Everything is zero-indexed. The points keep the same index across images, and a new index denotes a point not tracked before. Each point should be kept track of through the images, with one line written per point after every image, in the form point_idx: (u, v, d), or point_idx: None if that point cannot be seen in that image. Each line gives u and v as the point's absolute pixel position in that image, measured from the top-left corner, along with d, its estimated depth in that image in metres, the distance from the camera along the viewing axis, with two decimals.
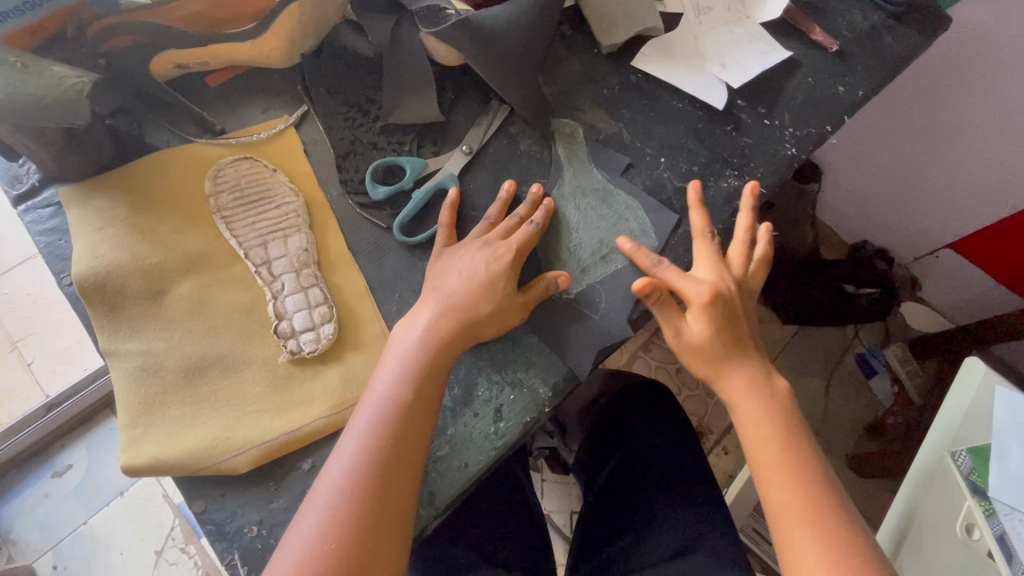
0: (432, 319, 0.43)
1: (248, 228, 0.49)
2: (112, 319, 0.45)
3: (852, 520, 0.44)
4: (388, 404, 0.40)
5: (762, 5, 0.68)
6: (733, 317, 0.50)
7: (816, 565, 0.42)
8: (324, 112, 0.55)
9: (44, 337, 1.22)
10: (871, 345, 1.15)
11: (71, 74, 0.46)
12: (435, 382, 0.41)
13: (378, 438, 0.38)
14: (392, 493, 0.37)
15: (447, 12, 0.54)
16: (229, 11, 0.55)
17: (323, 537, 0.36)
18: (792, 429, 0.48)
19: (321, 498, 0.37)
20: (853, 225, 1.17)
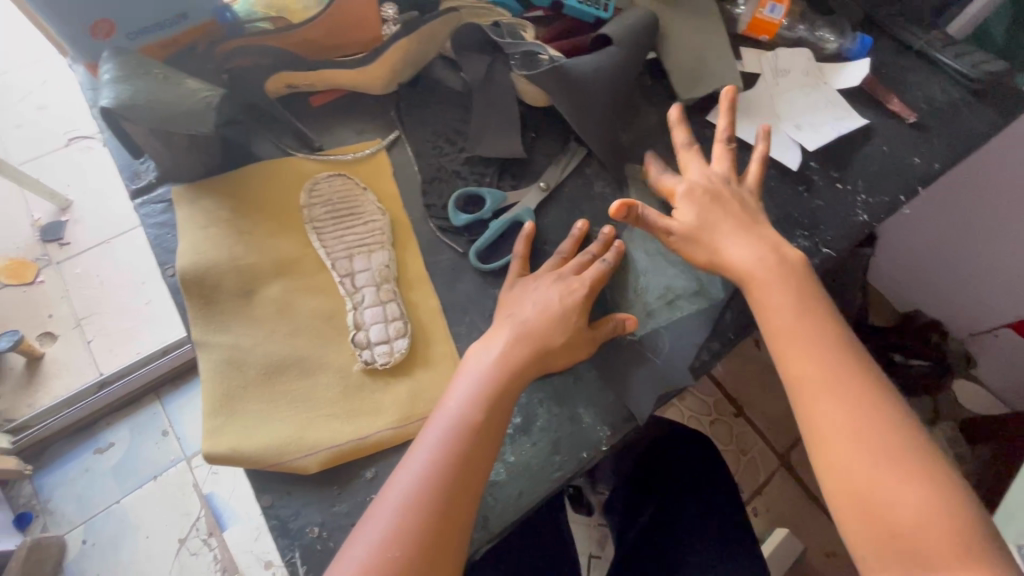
0: (508, 345, 0.44)
1: (336, 240, 0.53)
2: (206, 311, 0.49)
3: (882, 387, 0.45)
4: (460, 424, 0.41)
5: (841, 71, 0.70)
6: (718, 197, 0.53)
7: (845, 438, 0.43)
8: (416, 140, 0.59)
9: (104, 318, 1.29)
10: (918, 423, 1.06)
11: (203, 88, 0.51)
12: (507, 405, 0.42)
13: (450, 454, 0.40)
14: (459, 506, 0.38)
15: (541, 57, 0.58)
16: (340, 40, 0.60)
17: (389, 544, 0.37)
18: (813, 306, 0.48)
19: (389, 506, 0.38)
20: (911, 296, 1.15)
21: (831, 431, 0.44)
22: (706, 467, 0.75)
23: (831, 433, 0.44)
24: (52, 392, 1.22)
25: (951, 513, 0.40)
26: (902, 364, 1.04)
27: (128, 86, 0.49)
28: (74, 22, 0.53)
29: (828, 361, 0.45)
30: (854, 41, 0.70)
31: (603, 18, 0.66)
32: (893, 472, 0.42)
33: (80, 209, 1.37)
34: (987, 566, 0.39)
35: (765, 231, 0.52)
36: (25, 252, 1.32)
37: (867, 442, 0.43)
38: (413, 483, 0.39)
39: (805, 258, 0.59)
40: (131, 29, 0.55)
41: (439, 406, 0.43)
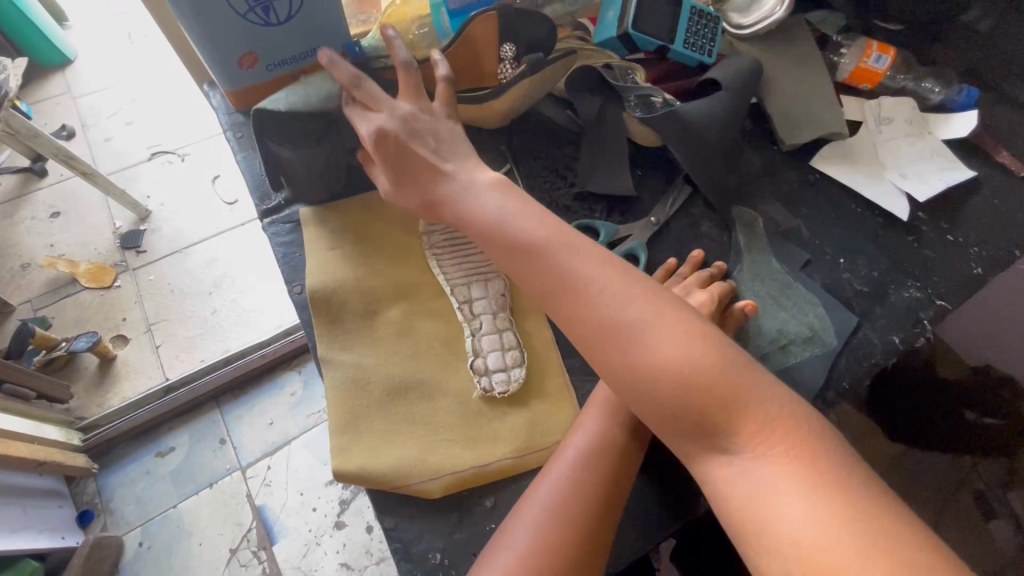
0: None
1: (454, 267, 0.54)
2: (331, 330, 0.50)
3: (563, 253, 0.43)
4: (595, 446, 0.42)
5: (946, 122, 0.69)
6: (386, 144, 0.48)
7: (591, 327, 0.41)
8: (528, 174, 0.61)
9: (175, 325, 1.33)
10: (991, 485, 1.11)
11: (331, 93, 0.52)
12: (635, 438, 0.43)
13: (586, 486, 0.40)
14: (599, 538, 0.39)
15: (655, 99, 0.60)
16: (457, 76, 0.63)
17: (529, 555, 0.37)
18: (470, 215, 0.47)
19: (529, 518, 0.39)
20: (977, 350, 1.06)
21: (584, 328, 0.41)
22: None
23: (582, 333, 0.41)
24: (121, 394, 1.26)
25: (727, 359, 0.38)
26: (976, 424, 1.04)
27: (277, 115, 0.52)
28: (226, 56, 0.58)
29: (543, 253, 0.44)
30: (961, 92, 0.69)
31: (705, 63, 0.68)
32: (645, 336, 0.39)
33: (158, 220, 1.44)
34: (766, 393, 0.38)
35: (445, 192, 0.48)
36: (105, 257, 1.39)
37: (596, 328, 0.41)
38: (551, 512, 0.39)
39: (920, 309, 0.57)
40: (272, 60, 0.60)
41: (564, 440, 0.44)
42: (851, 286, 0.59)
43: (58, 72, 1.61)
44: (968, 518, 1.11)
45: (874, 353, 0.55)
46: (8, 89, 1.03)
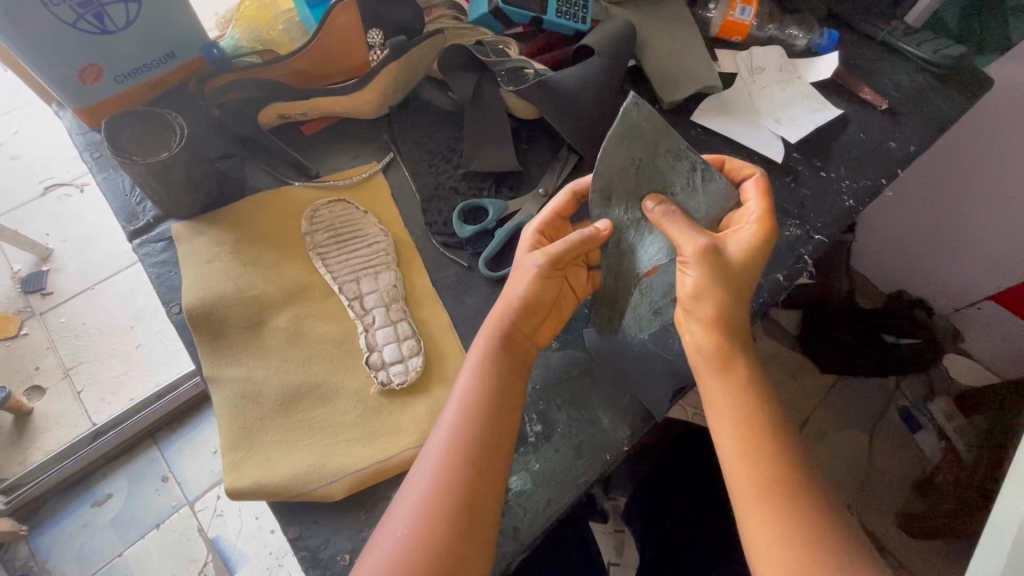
0: (491, 356, 0.45)
1: (342, 265, 0.53)
2: (215, 346, 0.48)
3: (768, 403, 0.44)
4: (462, 423, 0.42)
5: (812, 66, 0.73)
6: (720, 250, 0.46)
7: (757, 456, 0.42)
8: (411, 160, 0.60)
9: (94, 366, 1.25)
10: (916, 400, 1.15)
11: (172, 115, 0.52)
12: (504, 407, 0.43)
13: (458, 474, 0.40)
14: (476, 525, 0.38)
15: (527, 71, 0.60)
16: (327, 69, 0.61)
17: (406, 543, 0.37)
18: (729, 299, 0.46)
19: (405, 508, 0.39)
20: (890, 275, 1.19)
21: (747, 452, 0.42)
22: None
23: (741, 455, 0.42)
24: (45, 447, 1.17)
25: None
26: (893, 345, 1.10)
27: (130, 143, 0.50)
28: (61, 68, 0.52)
29: (742, 384, 0.44)
30: (822, 36, 0.73)
31: (581, 31, 0.68)
32: (806, 499, 0.40)
33: (61, 258, 1.34)
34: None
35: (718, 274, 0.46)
36: (6, 305, 1.28)
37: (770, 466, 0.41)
38: (423, 505, 0.39)
39: (800, 245, 0.60)
40: (119, 70, 0.56)
41: (434, 427, 0.43)
42: None
43: None
44: (898, 434, 1.14)
45: (760, 294, 0.57)
46: None
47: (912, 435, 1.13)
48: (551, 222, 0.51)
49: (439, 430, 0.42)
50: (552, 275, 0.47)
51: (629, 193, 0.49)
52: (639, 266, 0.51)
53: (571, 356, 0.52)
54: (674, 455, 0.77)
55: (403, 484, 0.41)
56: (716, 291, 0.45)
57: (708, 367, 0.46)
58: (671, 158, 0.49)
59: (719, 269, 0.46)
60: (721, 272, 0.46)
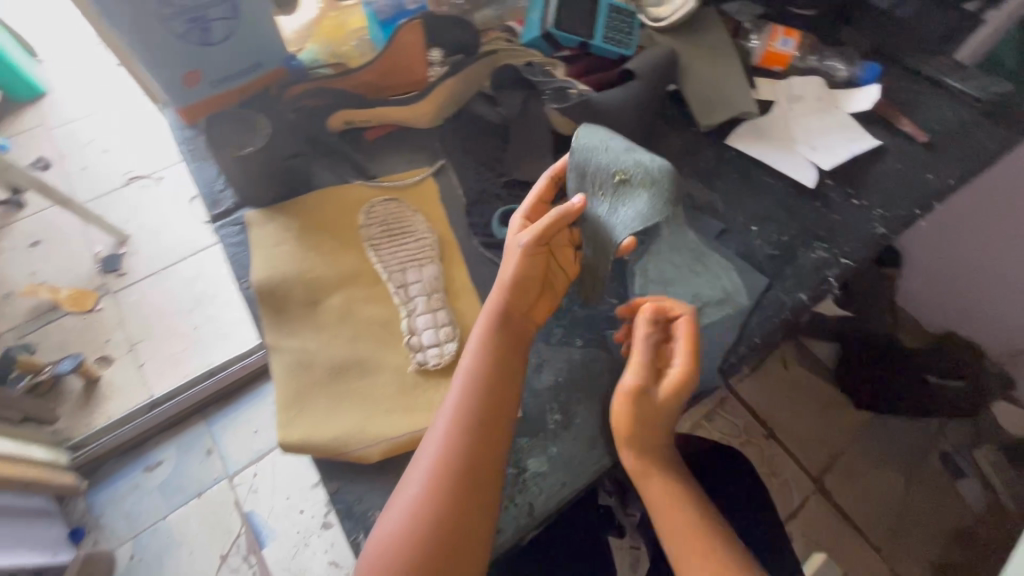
0: (493, 334, 0.50)
1: (391, 256, 0.59)
2: (277, 318, 0.55)
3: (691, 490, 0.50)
4: (460, 401, 0.47)
5: (852, 97, 0.74)
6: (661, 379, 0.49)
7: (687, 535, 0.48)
8: (459, 167, 0.66)
9: (157, 342, 1.36)
10: (959, 446, 1.20)
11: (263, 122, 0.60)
12: (500, 384, 0.48)
13: (459, 442, 0.45)
14: (477, 491, 0.44)
15: (571, 91, 0.66)
16: (390, 82, 0.68)
17: (416, 510, 0.43)
18: (661, 429, 0.49)
19: (414, 479, 0.44)
20: (932, 305, 1.22)
21: (680, 535, 0.48)
22: (758, 488, 0.72)
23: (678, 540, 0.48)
24: (109, 413, 1.28)
25: None
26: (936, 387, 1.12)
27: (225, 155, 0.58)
28: (169, 74, 0.61)
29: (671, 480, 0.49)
30: (864, 69, 0.75)
31: (625, 56, 0.73)
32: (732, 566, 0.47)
33: (137, 243, 1.47)
34: None
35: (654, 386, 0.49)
36: (86, 283, 1.42)
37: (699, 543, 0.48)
38: (429, 475, 0.44)
39: (827, 267, 0.62)
40: (215, 77, 0.64)
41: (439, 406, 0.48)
42: (762, 251, 0.63)
43: (31, 106, 1.65)
44: (939, 481, 1.19)
45: (782, 310, 0.59)
46: None
47: (954, 483, 1.18)
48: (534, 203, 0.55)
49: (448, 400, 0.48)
50: (538, 252, 0.51)
51: (596, 176, 0.53)
52: (616, 237, 0.51)
53: (593, 355, 0.55)
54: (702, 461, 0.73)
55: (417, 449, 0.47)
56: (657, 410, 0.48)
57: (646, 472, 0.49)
58: (632, 150, 0.53)
59: (652, 410, 0.48)
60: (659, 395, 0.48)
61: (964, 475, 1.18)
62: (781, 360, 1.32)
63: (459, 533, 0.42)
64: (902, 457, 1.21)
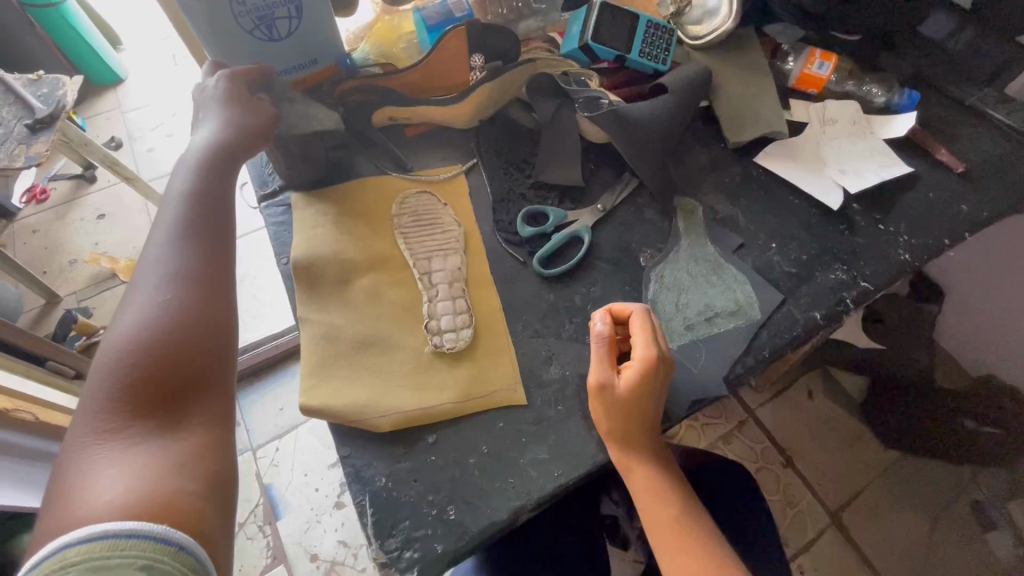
0: (202, 188, 0.50)
1: (419, 245, 0.63)
2: (309, 293, 0.59)
3: (677, 479, 0.52)
4: (181, 249, 0.46)
5: (888, 123, 0.74)
6: (629, 396, 0.49)
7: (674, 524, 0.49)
8: (489, 166, 0.69)
9: None
10: (990, 494, 1.16)
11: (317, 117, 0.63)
12: (219, 239, 0.49)
13: (173, 288, 0.45)
14: (189, 338, 0.43)
15: (602, 101, 0.69)
16: (433, 84, 0.73)
17: (127, 352, 0.42)
18: (643, 428, 0.50)
19: (128, 326, 0.43)
20: (968, 336, 1.18)
21: (667, 524, 0.49)
22: (763, 505, 0.72)
23: (665, 527, 0.49)
24: None
25: None
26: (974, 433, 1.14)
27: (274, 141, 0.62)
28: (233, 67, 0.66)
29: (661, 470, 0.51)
30: (903, 95, 0.74)
31: (660, 70, 0.75)
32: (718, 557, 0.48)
33: None
34: None
35: (621, 401, 0.49)
36: None
37: (685, 534, 0.49)
38: (145, 320, 0.43)
39: (844, 289, 0.62)
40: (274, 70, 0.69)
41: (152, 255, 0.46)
42: (779, 267, 0.63)
43: (109, 90, 1.79)
44: (966, 529, 1.14)
45: (795, 326, 0.59)
46: (64, 104, 1.20)
47: (982, 532, 1.13)
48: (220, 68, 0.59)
49: (148, 257, 0.46)
50: None
51: None
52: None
53: None
54: (714, 474, 0.75)
55: (114, 318, 0.44)
56: (628, 421, 0.49)
57: (631, 465, 0.50)
58: None
59: (622, 408, 0.49)
60: (624, 408, 0.49)
61: (994, 525, 1.14)
62: (805, 389, 1.29)
63: (200, 379, 0.44)
64: (928, 500, 1.17)
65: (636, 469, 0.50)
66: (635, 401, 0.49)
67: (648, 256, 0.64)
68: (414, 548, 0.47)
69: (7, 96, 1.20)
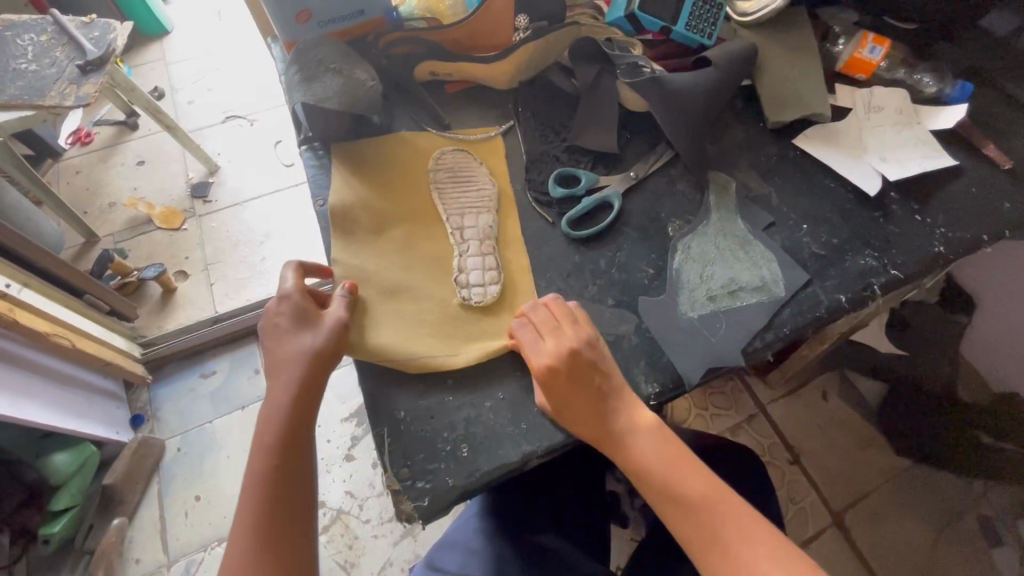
0: (281, 428, 0.50)
1: (454, 203, 0.64)
2: (343, 234, 0.61)
3: (652, 427, 0.51)
4: (265, 491, 0.48)
5: (936, 115, 0.72)
6: (563, 398, 0.50)
7: (656, 479, 0.49)
8: (525, 127, 0.70)
9: (227, 268, 1.47)
10: (1000, 511, 1.14)
11: (365, 76, 0.65)
12: (298, 467, 0.50)
13: (257, 531, 0.47)
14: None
15: (644, 70, 0.68)
16: (477, 42, 0.73)
17: None
18: (593, 415, 0.50)
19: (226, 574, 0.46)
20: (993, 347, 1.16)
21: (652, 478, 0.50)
22: (769, 487, 0.72)
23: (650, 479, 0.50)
24: (178, 320, 1.40)
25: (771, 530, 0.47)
26: (989, 449, 1.14)
27: (318, 84, 0.63)
28: (284, 10, 0.66)
29: (631, 429, 0.51)
30: (954, 87, 0.72)
31: (705, 45, 0.74)
32: (704, 497, 0.48)
33: (225, 174, 1.60)
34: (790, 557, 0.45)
35: (557, 402, 0.51)
36: (177, 203, 1.56)
37: (670, 482, 0.49)
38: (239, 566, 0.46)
39: (872, 275, 0.61)
40: (323, 17, 0.69)
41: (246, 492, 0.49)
42: (808, 249, 0.63)
43: (157, 40, 1.83)
44: (973, 542, 1.13)
45: (818, 307, 0.59)
46: (114, 48, 1.23)
47: (989, 548, 1.12)
48: (304, 293, 0.55)
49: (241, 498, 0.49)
50: None
51: None
52: None
53: (623, 315, 0.58)
54: (723, 454, 0.75)
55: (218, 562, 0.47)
56: (574, 415, 0.50)
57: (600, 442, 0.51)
58: None
59: (568, 406, 0.50)
60: (565, 413, 0.50)
61: (1001, 542, 1.12)
62: (820, 388, 1.28)
63: None
64: (934, 509, 1.16)
65: (606, 444, 0.50)
66: (569, 396, 0.50)
67: (676, 226, 0.64)
68: (426, 479, 0.49)
69: (61, 36, 1.24)
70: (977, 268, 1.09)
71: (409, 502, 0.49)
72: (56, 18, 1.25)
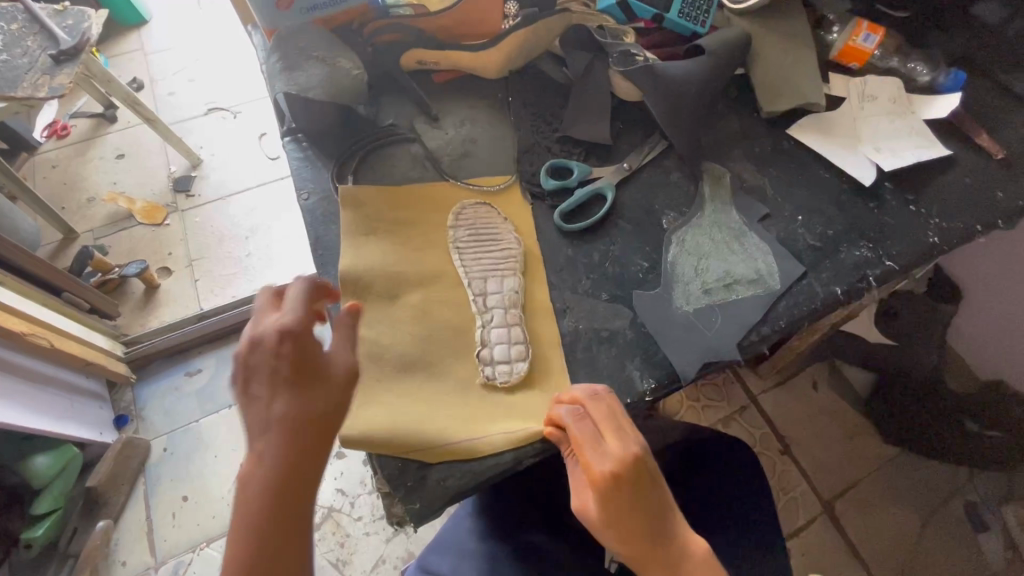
0: (264, 507, 0.42)
1: (473, 262, 0.59)
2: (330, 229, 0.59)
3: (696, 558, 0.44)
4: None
5: (929, 104, 0.72)
6: (607, 508, 0.44)
7: None
8: (516, 118, 0.68)
9: (211, 264, 1.43)
10: (986, 497, 1.15)
11: (350, 66, 0.63)
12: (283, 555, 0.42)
13: None
14: None
15: (636, 57, 0.66)
16: (466, 30, 0.71)
17: None
18: (636, 530, 0.44)
19: None
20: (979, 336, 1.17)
21: None
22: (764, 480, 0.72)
23: None
24: (161, 318, 1.36)
25: None
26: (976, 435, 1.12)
27: (301, 73, 0.61)
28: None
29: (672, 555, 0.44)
30: (948, 75, 0.72)
31: (699, 33, 0.73)
32: None
33: (207, 168, 1.56)
34: None
35: (599, 506, 0.44)
36: (158, 198, 1.52)
37: None
38: None
39: (867, 266, 0.61)
40: (305, 4, 0.65)
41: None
42: (804, 240, 0.62)
43: (134, 30, 1.77)
44: (959, 528, 1.14)
45: (814, 299, 0.58)
46: (89, 37, 1.19)
47: (975, 534, 1.14)
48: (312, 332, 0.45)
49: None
50: None
51: None
52: None
53: (618, 309, 0.57)
54: (718, 447, 0.75)
55: None
56: (613, 526, 0.44)
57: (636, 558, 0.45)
58: None
59: (616, 518, 0.44)
60: (606, 520, 0.44)
61: (986, 528, 1.14)
62: (811, 379, 1.28)
63: None
64: (921, 496, 1.17)
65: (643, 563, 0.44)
66: (614, 506, 0.44)
67: (671, 219, 0.63)
68: (417, 480, 0.48)
69: (32, 24, 1.19)
70: (965, 257, 1.09)
71: (400, 504, 0.48)
72: (27, 5, 1.20)
